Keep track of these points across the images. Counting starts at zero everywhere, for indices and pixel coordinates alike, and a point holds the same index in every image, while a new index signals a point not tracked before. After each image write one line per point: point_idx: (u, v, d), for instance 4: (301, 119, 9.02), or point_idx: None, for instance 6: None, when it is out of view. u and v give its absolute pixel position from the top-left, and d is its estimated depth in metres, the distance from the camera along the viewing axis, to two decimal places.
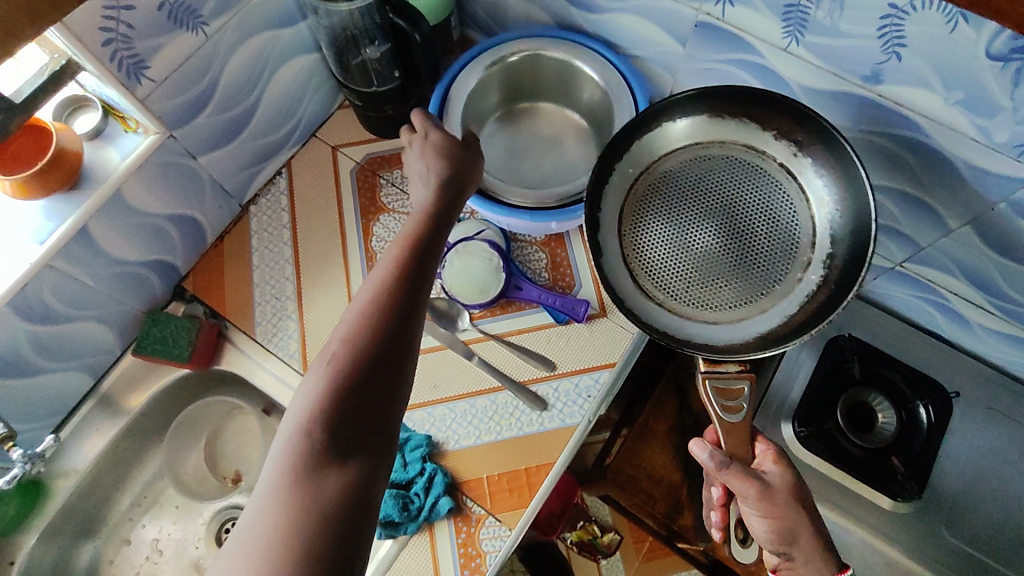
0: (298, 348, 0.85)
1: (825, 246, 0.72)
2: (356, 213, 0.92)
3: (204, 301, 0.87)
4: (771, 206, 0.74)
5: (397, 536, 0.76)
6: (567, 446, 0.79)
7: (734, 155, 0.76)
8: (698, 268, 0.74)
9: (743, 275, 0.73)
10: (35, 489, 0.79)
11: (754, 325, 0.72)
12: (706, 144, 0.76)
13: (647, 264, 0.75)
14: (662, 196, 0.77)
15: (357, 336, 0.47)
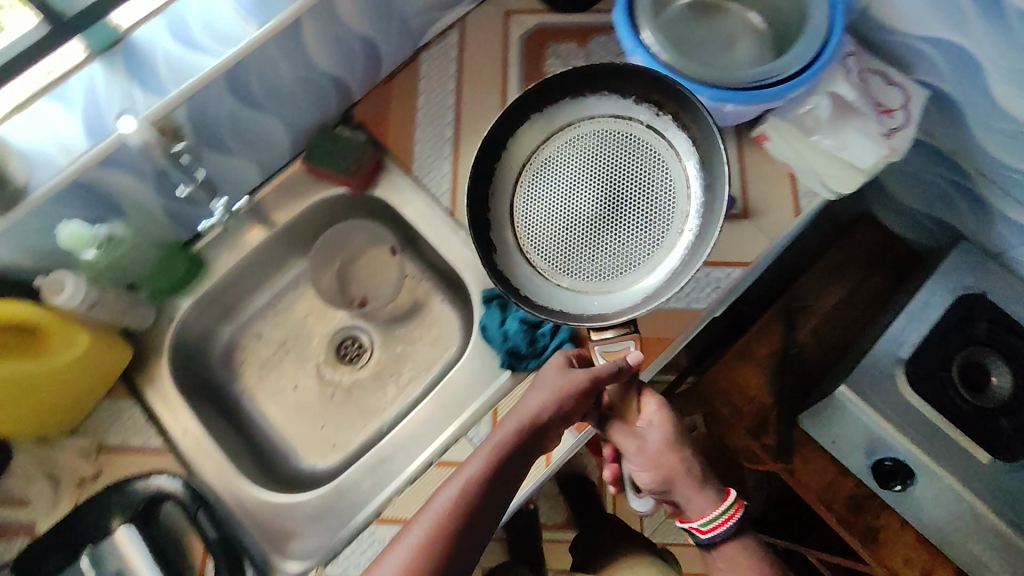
0: (449, 187, 0.90)
1: (697, 195, 0.70)
2: (519, 77, 0.92)
3: (369, 129, 0.92)
4: (647, 169, 0.70)
5: (517, 368, 0.81)
6: (688, 328, 0.80)
7: (606, 127, 0.72)
8: (578, 234, 0.71)
9: (625, 234, 0.69)
10: (199, 264, 0.86)
11: (626, 289, 0.69)
12: (576, 125, 0.73)
13: (537, 245, 0.72)
14: (547, 179, 0.73)
15: (433, 541, 0.61)
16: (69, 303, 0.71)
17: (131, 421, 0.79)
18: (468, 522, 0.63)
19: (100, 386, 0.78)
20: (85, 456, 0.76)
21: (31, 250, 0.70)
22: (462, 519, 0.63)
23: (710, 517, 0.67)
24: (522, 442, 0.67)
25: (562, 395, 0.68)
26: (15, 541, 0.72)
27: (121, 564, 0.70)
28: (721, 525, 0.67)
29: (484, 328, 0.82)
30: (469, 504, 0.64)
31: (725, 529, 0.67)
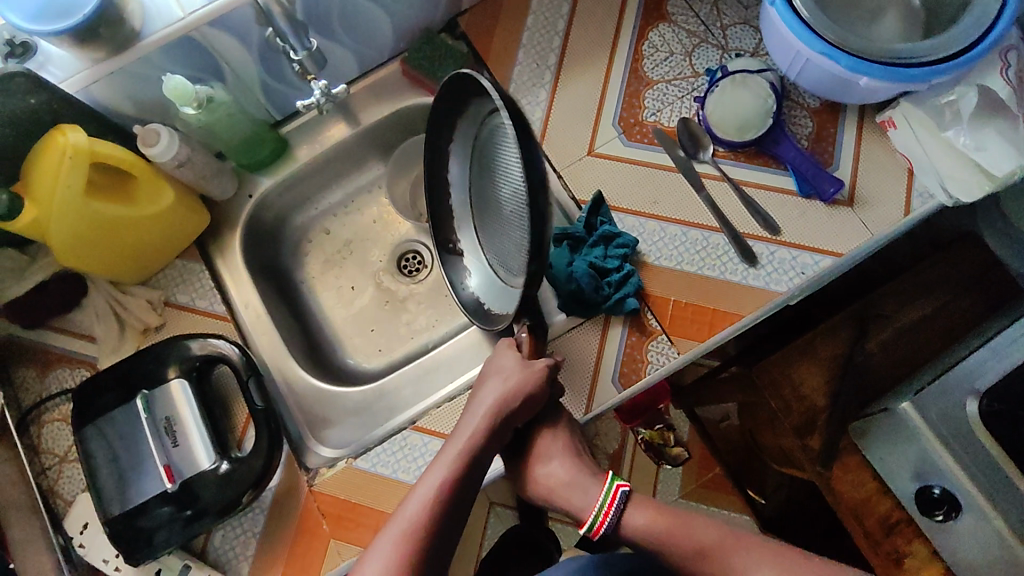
0: (541, 117, 0.85)
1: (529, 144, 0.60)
2: (636, 14, 0.87)
3: (472, 42, 0.88)
4: (507, 151, 0.65)
5: (574, 314, 0.78)
6: (761, 307, 0.76)
7: (486, 136, 0.70)
8: (507, 238, 0.69)
9: (518, 219, 0.65)
10: (283, 148, 0.87)
11: (513, 300, 0.70)
12: (476, 148, 0.72)
13: (498, 264, 0.73)
14: (483, 208, 0.73)
15: (416, 531, 0.60)
16: (161, 157, 0.71)
17: (198, 284, 0.81)
18: (446, 515, 0.61)
19: (174, 245, 0.80)
20: (150, 307, 0.79)
21: (132, 97, 0.71)
22: (439, 515, 0.61)
23: (590, 519, 0.66)
24: (494, 432, 0.66)
25: (522, 385, 0.66)
26: (78, 371, 0.78)
27: (169, 415, 0.71)
28: (606, 516, 0.66)
29: (550, 268, 0.80)
30: (449, 491, 0.62)
31: (612, 520, 0.66)
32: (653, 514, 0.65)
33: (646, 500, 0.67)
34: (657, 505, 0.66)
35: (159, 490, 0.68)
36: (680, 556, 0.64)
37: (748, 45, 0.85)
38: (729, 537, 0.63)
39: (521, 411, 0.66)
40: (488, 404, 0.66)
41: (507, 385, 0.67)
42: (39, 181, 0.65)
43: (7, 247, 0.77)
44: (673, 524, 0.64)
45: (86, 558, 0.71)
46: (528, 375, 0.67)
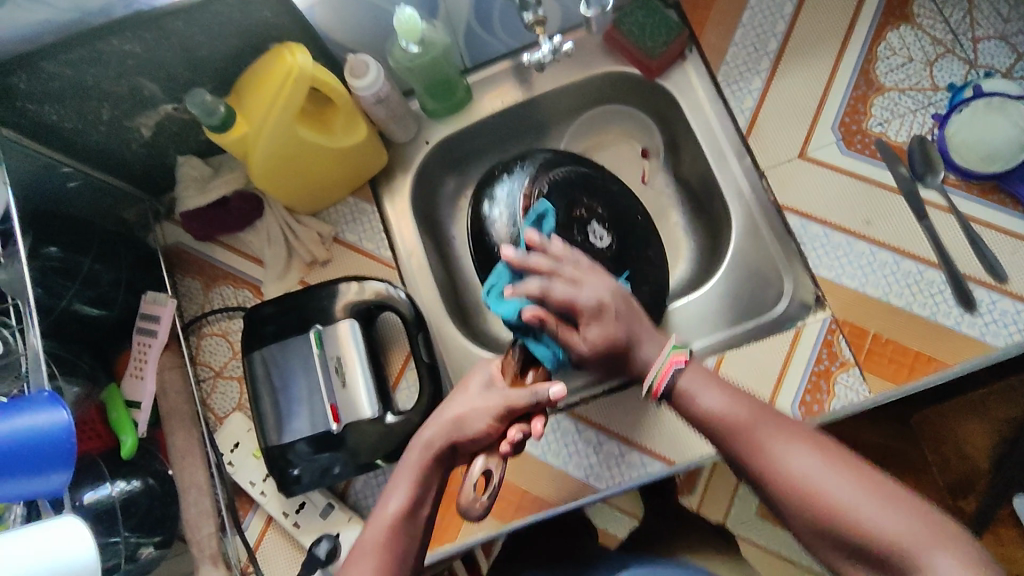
0: (751, 108, 0.77)
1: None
2: (878, 9, 0.78)
3: (683, 14, 0.81)
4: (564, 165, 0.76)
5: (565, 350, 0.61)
6: (973, 359, 0.69)
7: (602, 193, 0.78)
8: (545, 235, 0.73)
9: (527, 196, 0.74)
10: (464, 100, 0.82)
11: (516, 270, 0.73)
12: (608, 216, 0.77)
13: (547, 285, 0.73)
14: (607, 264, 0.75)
15: (383, 546, 0.53)
16: (363, 91, 0.69)
17: (367, 225, 0.79)
18: (409, 533, 0.55)
19: (350, 181, 0.78)
20: (320, 240, 0.78)
21: (346, 22, 0.67)
22: (405, 532, 0.55)
23: (651, 375, 0.57)
24: (459, 447, 0.58)
25: (467, 412, 0.57)
26: (242, 292, 0.78)
27: (338, 354, 0.71)
28: (667, 378, 0.57)
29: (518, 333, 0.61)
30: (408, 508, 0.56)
31: (674, 378, 0.57)
32: (718, 384, 0.56)
33: (714, 376, 0.57)
34: (721, 380, 0.57)
35: (325, 427, 0.69)
36: (724, 426, 0.54)
37: (1000, 64, 0.75)
38: (781, 416, 0.54)
39: (465, 439, 0.57)
40: (432, 429, 0.58)
41: (462, 408, 0.58)
42: (255, 98, 0.63)
43: (192, 156, 0.76)
44: (732, 393, 0.55)
45: (235, 476, 0.73)
46: (481, 402, 0.57)
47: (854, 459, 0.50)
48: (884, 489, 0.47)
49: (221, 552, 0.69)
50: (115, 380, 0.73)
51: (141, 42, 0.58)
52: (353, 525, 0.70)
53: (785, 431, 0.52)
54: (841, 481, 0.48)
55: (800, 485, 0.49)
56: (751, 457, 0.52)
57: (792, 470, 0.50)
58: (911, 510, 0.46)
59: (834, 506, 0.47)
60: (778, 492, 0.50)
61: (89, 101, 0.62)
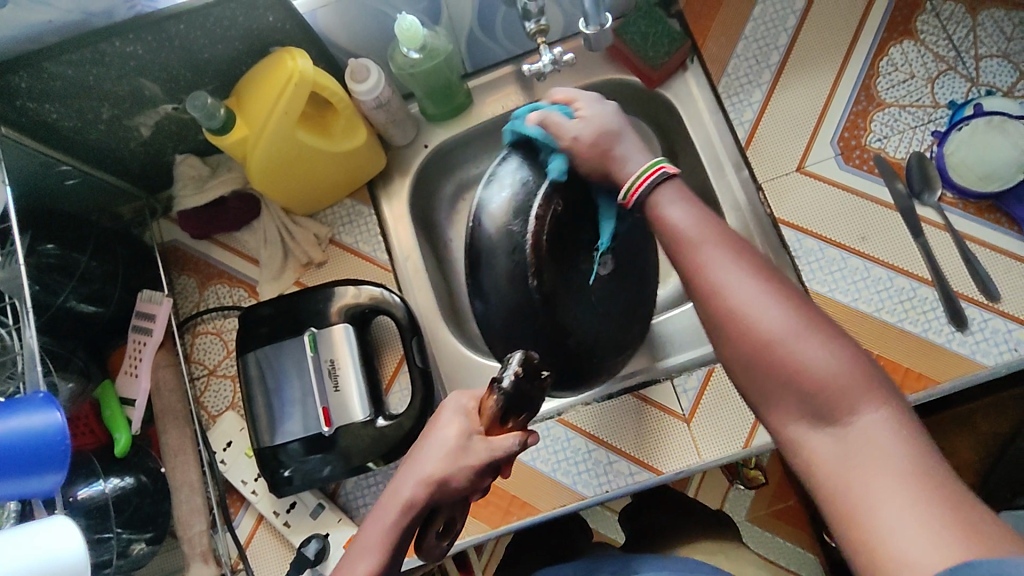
0: (751, 121, 0.77)
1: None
2: (881, 24, 0.78)
3: (686, 25, 0.81)
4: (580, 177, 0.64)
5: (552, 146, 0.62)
6: (962, 377, 0.69)
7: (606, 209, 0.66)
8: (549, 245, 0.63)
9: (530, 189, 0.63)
10: (465, 104, 0.82)
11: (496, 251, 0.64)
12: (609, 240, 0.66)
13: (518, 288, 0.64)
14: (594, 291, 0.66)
15: None
16: (364, 95, 0.69)
17: (364, 227, 0.79)
18: None
19: (348, 184, 0.78)
20: (316, 242, 0.78)
21: (348, 26, 0.67)
22: None
23: (628, 183, 0.54)
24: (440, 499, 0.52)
25: (451, 473, 0.51)
26: (236, 291, 0.78)
27: (332, 358, 0.71)
28: (639, 194, 0.53)
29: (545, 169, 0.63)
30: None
31: (651, 189, 0.53)
32: (687, 203, 0.52)
33: (688, 195, 0.53)
34: (698, 203, 0.52)
35: (315, 430, 0.69)
36: (674, 240, 0.50)
37: (1002, 82, 0.75)
38: (742, 240, 0.50)
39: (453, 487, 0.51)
40: (411, 482, 0.52)
41: (440, 467, 0.51)
42: (255, 101, 0.63)
43: (190, 154, 0.76)
44: (704, 213, 0.51)
45: (226, 475, 0.73)
46: (463, 461, 0.52)
47: (802, 295, 0.47)
48: (823, 326, 0.45)
49: (211, 549, 0.70)
50: (109, 377, 0.73)
51: (142, 44, 0.58)
52: (343, 527, 0.71)
53: (739, 253, 0.48)
54: (783, 313, 0.45)
55: (739, 315, 0.46)
56: (695, 275, 0.48)
57: (732, 293, 0.46)
58: (843, 352, 0.44)
59: (768, 337, 0.44)
60: (715, 320, 0.47)
61: (89, 100, 0.62)
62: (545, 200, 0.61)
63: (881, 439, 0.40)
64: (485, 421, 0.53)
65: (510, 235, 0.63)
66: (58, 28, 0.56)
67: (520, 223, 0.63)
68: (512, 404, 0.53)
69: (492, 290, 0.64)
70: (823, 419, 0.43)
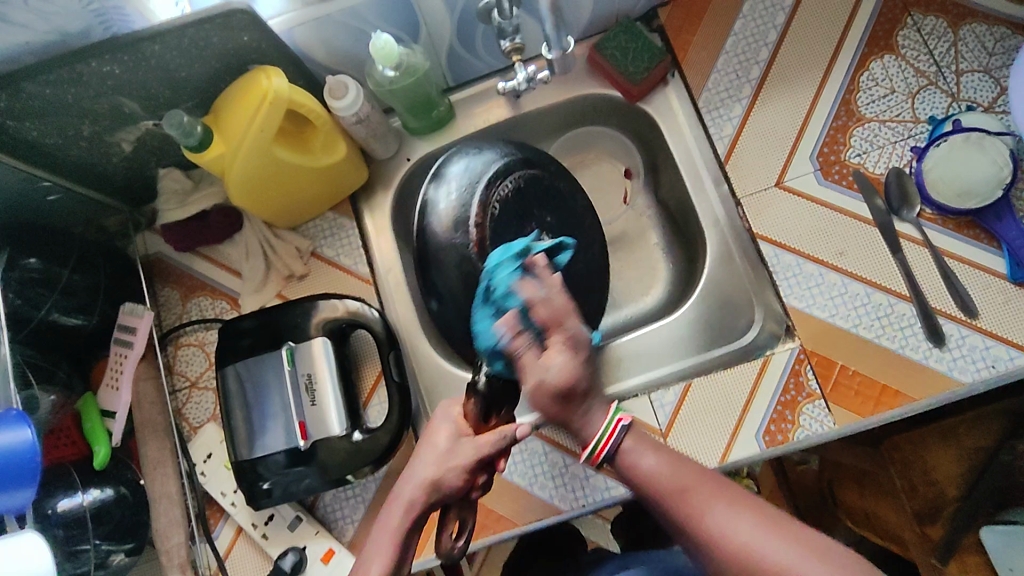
0: (730, 135, 0.78)
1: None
2: (862, 38, 0.77)
3: (667, 39, 0.81)
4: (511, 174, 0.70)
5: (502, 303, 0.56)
6: (940, 394, 0.69)
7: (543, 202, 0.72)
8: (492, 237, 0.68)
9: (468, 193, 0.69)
10: (447, 117, 0.82)
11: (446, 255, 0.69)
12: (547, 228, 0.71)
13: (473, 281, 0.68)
14: None
15: None
16: (344, 111, 0.69)
17: (346, 240, 0.80)
18: None
19: (330, 198, 0.78)
20: (298, 255, 0.79)
21: (326, 44, 0.68)
22: None
23: (591, 442, 0.52)
24: (439, 499, 0.52)
25: (445, 475, 0.51)
26: (219, 303, 0.79)
27: (310, 372, 0.72)
28: (610, 444, 0.52)
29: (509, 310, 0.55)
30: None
31: (620, 440, 0.52)
32: (652, 450, 0.52)
33: (650, 439, 0.53)
34: (663, 445, 0.53)
35: (292, 443, 0.70)
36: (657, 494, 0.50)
37: (983, 97, 0.75)
38: (718, 478, 0.51)
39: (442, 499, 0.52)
40: (408, 486, 0.52)
41: (431, 469, 0.52)
42: (234, 118, 0.64)
43: (173, 169, 0.76)
44: (672, 456, 0.52)
45: (206, 486, 0.74)
46: (453, 460, 0.52)
47: (791, 520, 0.47)
48: (815, 544, 0.45)
49: (189, 561, 0.71)
50: (92, 389, 0.74)
51: (119, 64, 0.58)
52: (320, 539, 0.71)
53: (723, 495, 0.48)
54: (785, 548, 0.45)
55: (740, 556, 0.45)
56: (692, 523, 0.48)
57: (728, 538, 0.46)
58: (845, 570, 0.43)
59: (775, 574, 0.44)
60: (721, 570, 0.46)
61: (69, 118, 0.63)
62: (481, 205, 0.68)
63: None
64: (473, 421, 0.56)
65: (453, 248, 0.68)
66: (35, 49, 0.56)
67: (461, 235, 0.68)
68: (493, 400, 0.57)
69: (446, 292, 0.69)
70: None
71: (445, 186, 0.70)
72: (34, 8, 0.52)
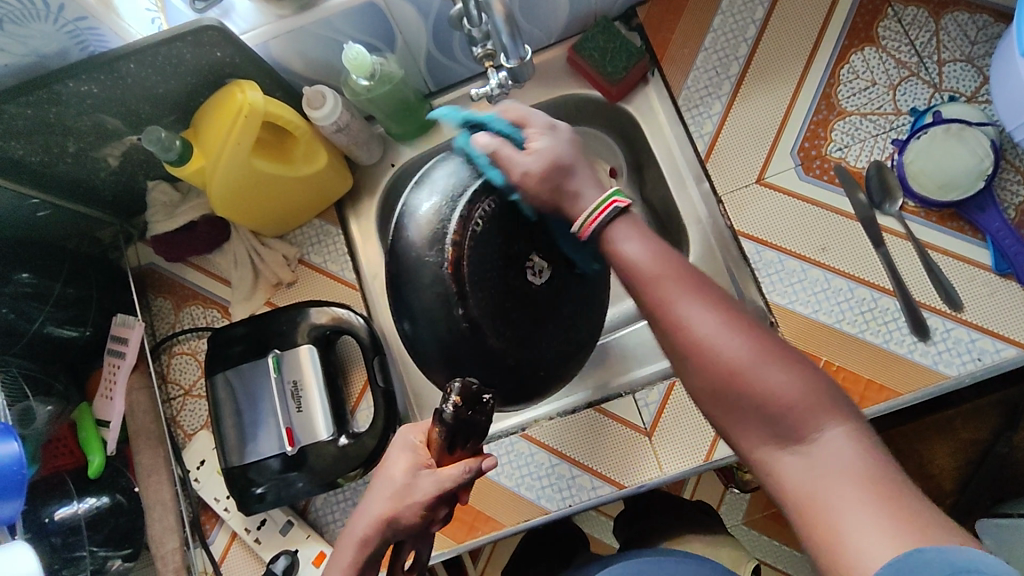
0: (711, 133, 0.78)
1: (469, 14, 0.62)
2: (842, 31, 0.77)
3: (646, 36, 0.81)
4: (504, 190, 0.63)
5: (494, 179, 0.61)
6: (924, 388, 0.69)
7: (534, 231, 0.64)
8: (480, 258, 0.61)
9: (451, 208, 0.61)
10: (431, 122, 0.83)
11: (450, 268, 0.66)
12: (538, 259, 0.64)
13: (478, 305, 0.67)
14: None
15: None
16: (323, 121, 0.70)
17: (332, 247, 0.81)
18: None
19: (316, 206, 0.79)
20: (285, 263, 0.80)
21: (303, 55, 0.69)
22: None
23: (582, 215, 0.52)
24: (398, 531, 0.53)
25: (398, 512, 0.52)
26: (210, 312, 0.80)
27: (296, 379, 0.73)
28: (601, 217, 0.51)
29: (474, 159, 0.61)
30: None
31: (610, 218, 0.51)
32: (642, 235, 0.51)
33: (648, 228, 0.52)
34: (655, 235, 0.51)
35: (279, 450, 0.71)
36: (628, 274, 0.50)
37: (965, 87, 0.74)
38: (701, 274, 0.49)
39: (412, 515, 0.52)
40: (363, 521, 0.54)
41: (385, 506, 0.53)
42: (212, 134, 0.65)
43: (161, 181, 0.77)
44: (659, 248, 0.50)
45: (199, 492, 0.75)
46: (409, 498, 0.52)
47: (761, 325, 0.47)
48: (776, 344, 0.45)
49: (186, 565, 0.72)
50: (88, 399, 0.76)
51: (98, 83, 0.60)
52: (311, 542, 0.73)
53: (693, 285, 0.48)
54: (744, 341, 0.45)
55: (703, 347, 0.46)
56: (661, 311, 0.47)
57: (694, 329, 0.46)
58: (799, 372, 0.44)
59: (732, 366, 0.45)
60: (681, 355, 0.47)
61: (54, 137, 0.65)
62: (461, 221, 0.61)
63: (837, 451, 0.42)
64: (436, 451, 0.53)
65: (426, 265, 0.61)
66: (14, 71, 0.58)
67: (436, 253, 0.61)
68: (458, 431, 0.52)
69: (420, 312, 0.63)
70: (788, 437, 0.43)
71: (425, 190, 0.63)
72: (10, 32, 0.53)
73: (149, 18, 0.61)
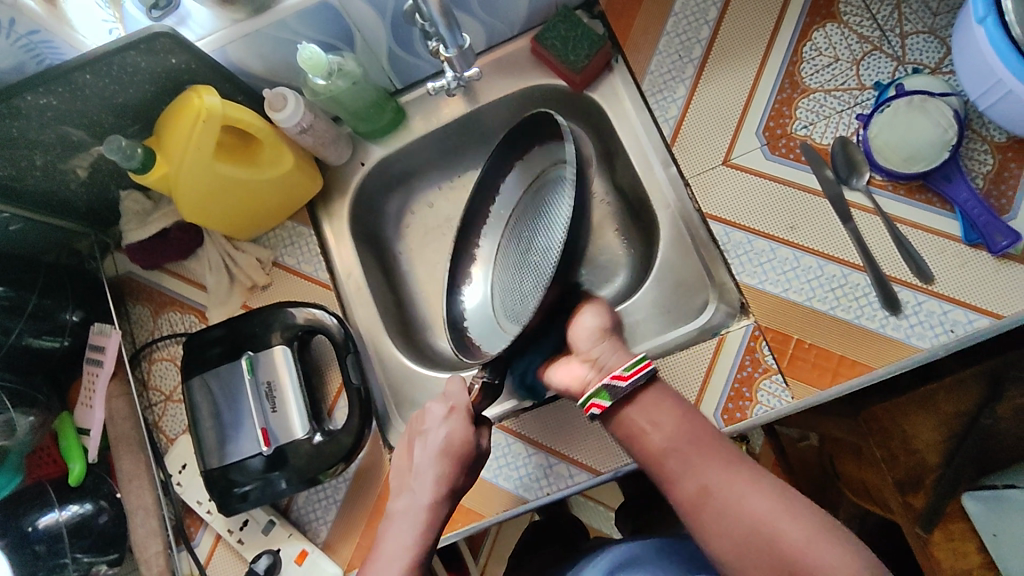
0: (675, 117, 0.78)
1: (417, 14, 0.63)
2: (802, 9, 0.77)
3: (609, 24, 0.81)
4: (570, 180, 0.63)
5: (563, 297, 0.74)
6: (897, 362, 0.68)
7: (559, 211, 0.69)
8: None
9: None
10: (400, 118, 0.83)
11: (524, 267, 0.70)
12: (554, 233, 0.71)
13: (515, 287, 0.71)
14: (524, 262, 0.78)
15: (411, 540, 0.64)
16: (285, 123, 0.70)
17: (305, 249, 0.81)
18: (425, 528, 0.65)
19: (288, 208, 0.80)
20: (259, 266, 0.80)
21: (262, 57, 0.69)
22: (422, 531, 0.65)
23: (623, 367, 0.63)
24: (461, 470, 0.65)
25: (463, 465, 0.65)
26: (187, 317, 0.80)
27: (271, 379, 0.73)
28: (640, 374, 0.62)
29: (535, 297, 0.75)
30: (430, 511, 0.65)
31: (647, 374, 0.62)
32: (676, 411, 0.62)
33: (674, 399, 0.63)
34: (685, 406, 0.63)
35: (255, 450, 0.71)
36: (675, 449, 0.60)
37: (929, 59, 0.74)
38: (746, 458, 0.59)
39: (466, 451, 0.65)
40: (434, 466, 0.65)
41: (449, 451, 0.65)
42: (173, 141, 0.66)
43: (133, 190, 0.78)
44: (697, 421, 0.61)
45: (182, 495, 0.76)
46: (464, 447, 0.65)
47: (801, 502, 0.55)
48: (812, 516, 0.54)
49: (170, 568, 0.73)
50: (69, 408, 0.77)
51: (56, 95, 0.61)
52: (293, 541, 0.73)
53: (741, 469, 0.58)
54: (776, 508, 0.54)
55: (750, 518, 0.55)
56: (715, 489, 0.57)
57: (746, 503, 0.55)
58: (836, 541, 0.52)
59: (767, 529, 0.54)
60: (725, 525, 0.55)
61: (19, 151, 0.65)
62: None
63: None
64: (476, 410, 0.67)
65: None
66: None
67: None
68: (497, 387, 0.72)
69: None
70: None
71: None
72: None
73: (106, 28, 0.61)
